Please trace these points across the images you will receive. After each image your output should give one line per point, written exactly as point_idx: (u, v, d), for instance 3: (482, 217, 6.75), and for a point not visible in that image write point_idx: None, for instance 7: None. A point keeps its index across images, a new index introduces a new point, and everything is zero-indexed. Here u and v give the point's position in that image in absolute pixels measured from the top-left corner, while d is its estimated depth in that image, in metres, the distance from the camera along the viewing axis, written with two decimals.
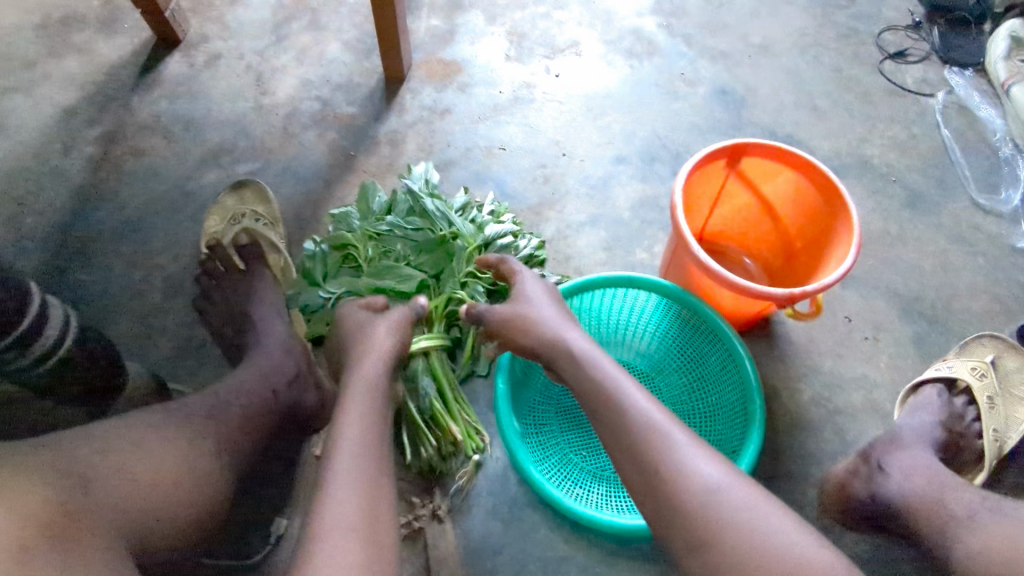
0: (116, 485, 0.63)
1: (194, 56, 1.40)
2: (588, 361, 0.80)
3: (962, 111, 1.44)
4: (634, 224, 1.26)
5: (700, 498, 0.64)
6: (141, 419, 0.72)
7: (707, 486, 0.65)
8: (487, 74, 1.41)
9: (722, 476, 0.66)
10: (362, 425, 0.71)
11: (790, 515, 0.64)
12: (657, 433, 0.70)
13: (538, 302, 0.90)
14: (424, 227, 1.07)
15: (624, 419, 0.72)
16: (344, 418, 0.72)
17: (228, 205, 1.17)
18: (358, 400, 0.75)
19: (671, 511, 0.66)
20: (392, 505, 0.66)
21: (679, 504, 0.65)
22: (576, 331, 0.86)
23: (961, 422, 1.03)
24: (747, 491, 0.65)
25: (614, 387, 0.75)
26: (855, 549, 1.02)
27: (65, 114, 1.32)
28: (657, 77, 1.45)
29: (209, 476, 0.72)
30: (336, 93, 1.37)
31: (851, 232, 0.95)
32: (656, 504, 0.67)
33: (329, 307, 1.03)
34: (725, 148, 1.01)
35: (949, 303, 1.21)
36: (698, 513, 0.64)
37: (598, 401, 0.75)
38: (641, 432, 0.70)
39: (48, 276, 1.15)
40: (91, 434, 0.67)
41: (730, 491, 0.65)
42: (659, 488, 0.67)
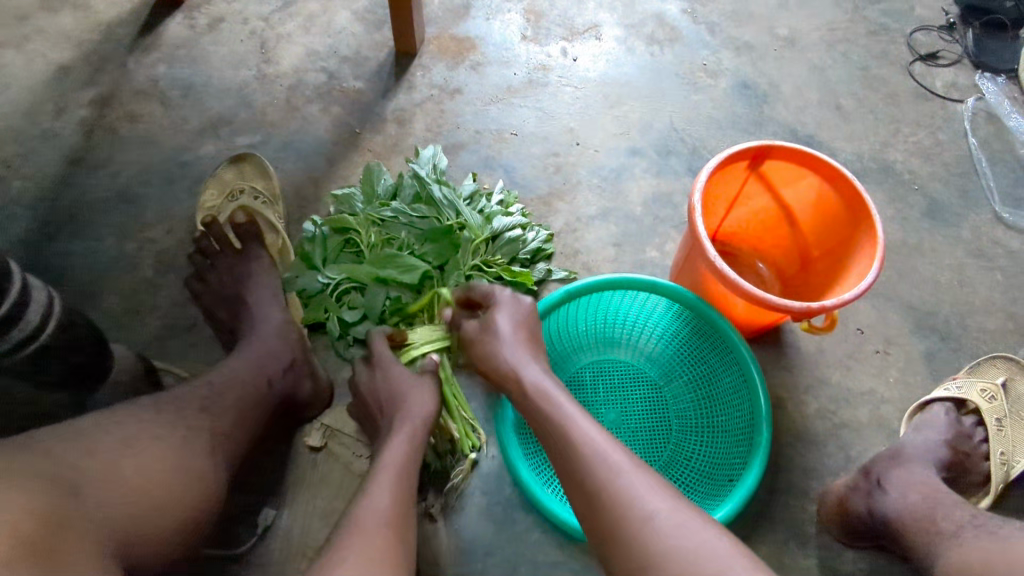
0: (107, 493, 0.60)
1: (196, 19, 1.34)
2: (539, 391, 0.76)
3: (991, 119, 1.39)
4: (646, 221, 1.22)
5: (639, 534, 0.60)
6: (132, 416, 0.69)
7: (648, 520, 0.61)
8: (501, 53, 1.36)
9: (665, 507, 0.61)
10: (402, 460, 0.74)
11: (733, 547, 0.59)
12: (600, 465, 0.66)
13: (499, 328, 0.86)
14: (430, 217, 1.05)
15: (568, 454, 0.68)
16: (387, 453, 0.75)
17: (226, 179, 1.13)
18: (402, 429, 0.79)
19: (612, 546, 0.62)
20: (400, 515, 0.66)
21: (619, 538, 0.61)
22: (535, 360, 0.82)
23: (968, 442, 0.99)
24: (684, 520, 0.60)
25: (561, 420, 0.71)
26: (855, 568, 1.00)
27: (58, 73, 1.26)
28: (678, 67, 1.39)
29: (199, 479, 0.69)
30: (343, 65, 1.31)
31: (875, 246, 0.91)
32: (601, 540, 0.64)
33: (329, 294, 1.02)
34: (750, 149, 0.97)
35: (963, 319, 1.18)
36: (637, 550, 0.60)
37: (547, 437, 0.72)
38: (581, 459, 0.67)
39: (37, 244, 1.11)
40: (79, 434, 0.64)
41: (673, 522, 0.60)
42: (602, 524, 0.63)
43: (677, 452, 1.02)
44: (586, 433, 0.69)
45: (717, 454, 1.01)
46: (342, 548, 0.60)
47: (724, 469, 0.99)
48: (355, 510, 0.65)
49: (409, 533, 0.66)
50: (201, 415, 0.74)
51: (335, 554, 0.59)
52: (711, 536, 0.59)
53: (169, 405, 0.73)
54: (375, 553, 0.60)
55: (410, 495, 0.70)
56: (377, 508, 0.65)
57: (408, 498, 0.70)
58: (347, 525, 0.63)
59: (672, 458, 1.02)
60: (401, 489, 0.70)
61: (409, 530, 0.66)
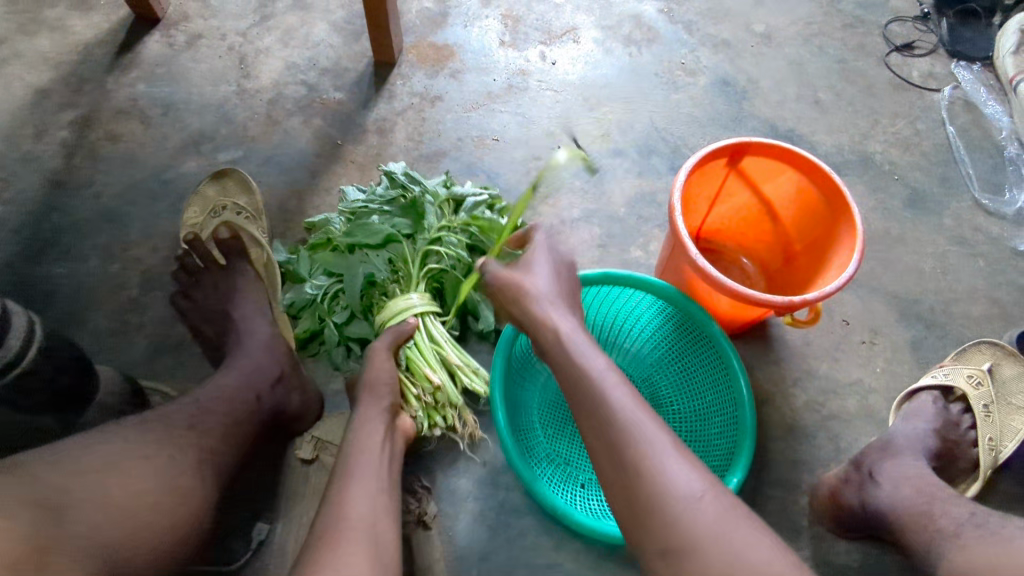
0: (92, 513, 0.60)
1: (174, 36, 1.34)
2: (571, 346, 0.72)
3: (967, 107, 1.40)
4: (630, 221, 1.22)
5: (682, 513, 0.58)
6: (117, 435, 0.69)
7: (688, 500, 0.59)
8: (480, 59, 1.36)
9: (706, 488, 0.60)
10: (372, 451, 0.73)
11: (767, 536, 0.58)
12: (641, 437, 0.62)
13: (534, 279, 0.80)
14: (396, 196, 1.03)
15: (605, 418, 0.64)
16: (356, 444, 0.74)
17: (209, 195, 1.13)
18: (369, 420, 0.79)
19: (646, 519, 0.60)
20: (375, 511, 0.66)
21: (656, 513, 0.59)
22: (568, 314, 0.77)
23: (956, 430, 1.00)
24: (723, 504, 0.59)
25: (597, 381, 0.67)
26: (849, 559, 1.00)
27: (37, 96, 1.26)
28: (657, 66, 1.40)
29: (186, 495, 0.68)
30: (323, 78, 1.32)
31: (855, 238, 0.91)
32: (634, 511, 0.61)
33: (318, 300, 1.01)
34: (728, 146, 0.97)
35: (948, 307, 1.19)
36: (675, 528, 0.58)
37: (580, 394, 0.68)
38: (617, 426, 0.64)
39: (21, 268, 1.11)
40: (63, 455, 0.64)
41: (713, 505, 0.58)
42: (639, 496, 0.61)
43: None
44: (623, 400, 0.65)
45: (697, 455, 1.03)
46: (321, 554, 0.59)
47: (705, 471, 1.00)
48: (331, 513, 0.64)
49: (388, 530, 0.65)
50: (191, 434, 0.74)
51: (318, 558, 0.59)
52: (749, 522, 0.58)
53: (156, 425, 0.72)
54: (354, 555, 0.59)
55: (384, 487, 0.69)
56: (352, 508, 0.64)
57: (389, 494, 0.69)
58: (325, 529, 0.62)
59: None
60: (373, 482, 0.69)
61: (391, 530, 0.66)
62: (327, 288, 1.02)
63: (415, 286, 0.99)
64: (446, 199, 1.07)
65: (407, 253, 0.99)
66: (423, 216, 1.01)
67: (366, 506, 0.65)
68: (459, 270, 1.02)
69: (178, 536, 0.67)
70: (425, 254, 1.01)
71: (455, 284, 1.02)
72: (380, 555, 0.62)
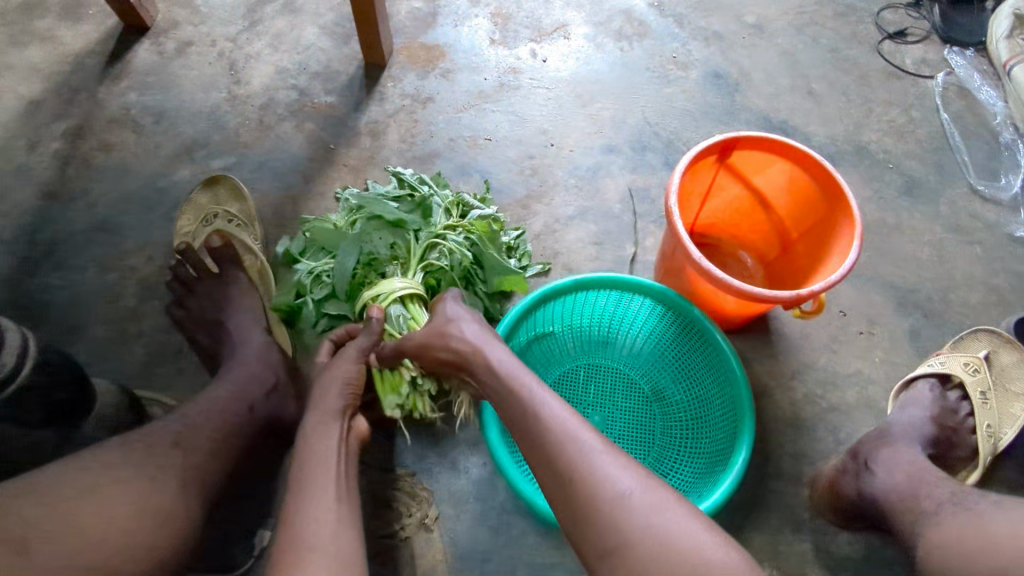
0: (63, 544, 0.59)
1: (164, 43, 1.34)
2: (504, 372, 0.73)
3: (962, 93, 1.40)
4: (624, 217, 1.22)
5: (614, 513, 0.59)
6: (98, 457, 0.67)
7: (620, 498, 0.59)
8: (471, 59, 1.36)
9: (636, 485, 0.60)
10: (325, 456, 0.71)
11: (702, 522, 0.59)
12: (571, 444, 0.63)
13: (463, 316, 0.82)
14: (404, 195, 1.06)
15: (537, 433, 0.66)
16: (310, 450, 0.71)
17: (201, 202, 1.13)
18: (324, 420, 0.76)
19: (583, 523, 0.60)
20: (337, 519, 0.64)
21: (591, 515, 0.60)
22: (498, 343, 0.78)
23: (954, 417, 1.00)
24: (656, 496, 0.60)
25: (528, 400, 0.68)
26: (850, 550, 1.00)
27: (29, 108, 1.26)
28: (648, 60, 1.40)
29: (171, 514, 0.67)
30: (314, 82, 1.32)
31: (853, 225, 0.91)
32: (570, 516, 0.62)
33: (305, 279, 1.00)
34: (718, 143, 0.96)
35: (945, 296, 1.19)
36: (610, 527, 0.58)
37: (514, 417, 0.69)
38: (550, 436, 0.65)
39: (16, 281, 1.11)
40: (36, 485, 0.62)
41: (644, 499, 0.59)
42: (574, 501, 0.61)
43: (660, 457, 1.03)
44: (554, 412, 0.67)
45: (700, 451, 1.01)
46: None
47: (710, 466, 0.99)
48: (286, 532, 0.62)
49: (351, 541, 0.63)
50: (187, 448, 0.74)
51: None
52: (684, 511, 0.59)
53: (154, 439, 0.73)
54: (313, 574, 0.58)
55: (341, 494, 0.67)
56: (307, 523, 0.63)
57: (349, 503, 0.67)
58: (281, 551, 0.61)
59: (659, 457, 1.03)
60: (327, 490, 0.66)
61: (355, 538, 0.64)
62: (315, 267, 1.00)
63: (409, 270, 0.98)
64: (455, 203, 1.07)
65: (410, 245, 0.99)
66: (431, 213, 1.02)
67: (323, 519, 0.63)
68: (459, 270, 1.00)
69: (163, 558, 0.65)
70: (427, 250, 1.00)
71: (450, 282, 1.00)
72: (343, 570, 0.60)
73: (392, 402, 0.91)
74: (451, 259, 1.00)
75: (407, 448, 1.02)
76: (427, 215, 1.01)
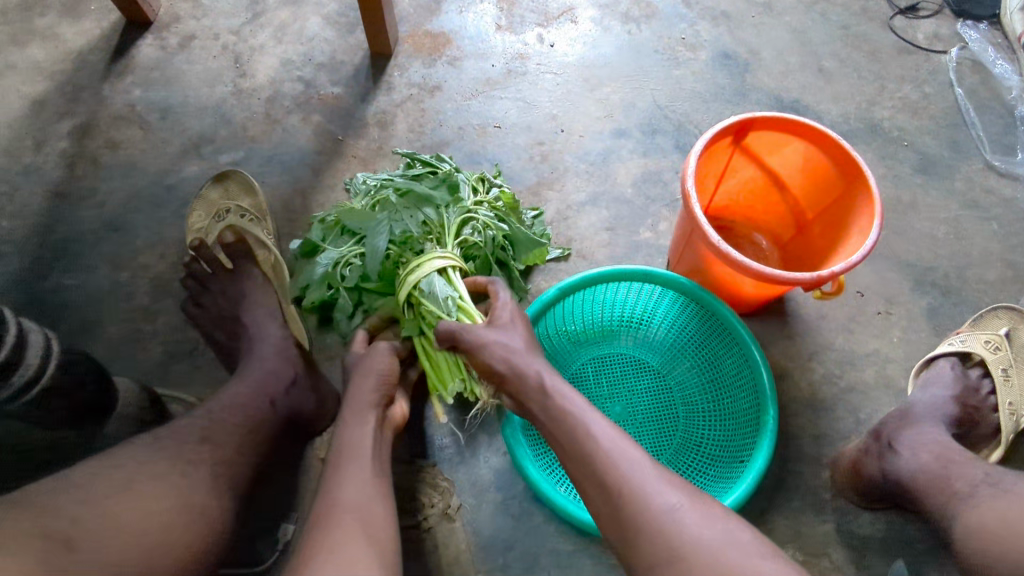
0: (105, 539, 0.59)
1: (166, 38, 1.33)
2: (551, 390, 0.74)
3: (975, 67, 1.38)
4: (637, 202, 1.21)
5: (665, 529, 0.60)
6: (125, 456, 0.67)
7: (671, 515, 0.61)
8: (477, 45, 1.34)
9: (686, 502, 0.62)
10: (363, 439, 0.72)
11: (751, 537, 0.60)
12: (621, 463, 0.65)
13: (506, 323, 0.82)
14: (425, 172, 1.04)
15: (586, 451, 0.67)
16: (348, 429, 0.73)
17: (212, 198, 1.13)
18: (360, 399, 0.77)
19: (633, 541, 0.61)
20: (377, 502, 0.66)
21: (641, 532, 0.61)
22: (540, 358, 0.79)
23: (976, 395, 0.99)
24: (705, 513, 0.61)
25: (576, 417, 0.70)
26: (873, 530, 1.00)
27: (33, 107, 1.25)
28: (657, 42, 1.38)
29: (202, 510, 0.66)
30: (319, 73, 1.30)
31: (872, 204, 0.90)
32: (620, 534, 0.63)
33: (333, 270, 0.97)
34: (733, 125, 0.95)
35: (963, 273, 1.18)
36: (660, 543, 0.60)
37: (561, 434, 0.70)
38: (599, 455, 0.66)
39: (30, 281, 1.11)
40: (68, 483, 0.62)
41: (694, 516, 0.61)
42: (624, 516, 0.62)
43: (683, 444, 1.02)
44: (602, 432, 0.68)
45: (722, 438, 1.01)
46: (318, 552, 0.58)
47: (729, 460, 0.99)
48: (322, 509, 0.64)
49: (386, 521, 0.65)
50: (213, 444, 0.73)
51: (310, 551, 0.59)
52: (732, 526, 0.61)
53: (180, 436, 0.72)
54: (348, 547, 0.59)
55: (379, 480, 0.69)
56: (343, 500, 0.64)
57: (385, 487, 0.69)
58: (316, 525, 0.62)
59: (679, 447, 1.02)
60: (365, 473, 0.68)
61: (385, 515, 0.65)
62: (343, 255, 0.97)
63: (444, 243, 0.95)
64: (478, 180, 1.07)
65: (443, 218, 0.96)
66: (457, 189, 1.00)
67: (357, 497, 0.65)
68: (491, 247, 1.01)
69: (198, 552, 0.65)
70: (460, 224, 0.98)
71: (483, 259, 1.00)
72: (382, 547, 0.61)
73: (454, 387, 0.93)
74: (484, 236, 1.00)
75: (426, 438, 1.02)
76: (457, 191, 0.99)
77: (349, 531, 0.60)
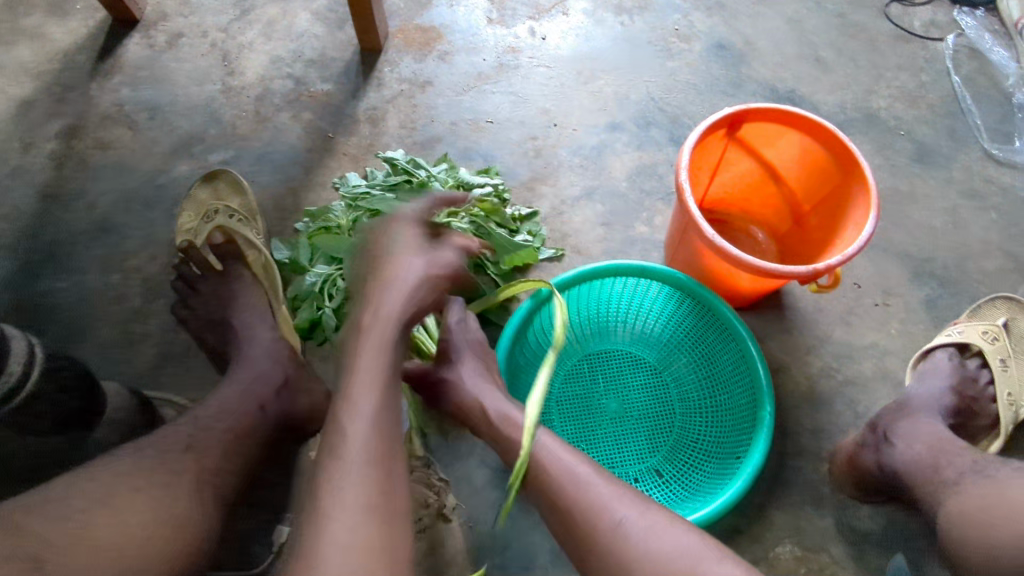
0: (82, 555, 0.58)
1: (154, 36, 1.31)
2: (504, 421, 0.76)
3: (973, 55, 1.36)
4: (632, 196, 1.20)
5: (614, 544, 0.60)
6: (110, 467, 0.66)
7: (620, 527, 0.61)
8: (468, 39, 1.33)
9: (636, 513, 0.62)
10: (373, 388, 0.66)
11: (703, 541, 0.60)
12: (570, 481, 0.66)
13: (462, 360, 0.85)
14: (402, 181, 1.03)
15: (538, 473, 0.68)
16: (355, 374, 0.67)
17: (202, 198, 1.11)
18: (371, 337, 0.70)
19: (589, 557, 0.62)
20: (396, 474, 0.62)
21: (594, 549, 0.61)
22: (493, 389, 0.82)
23: (975, 386, 0.98)
24: (657, 521, 0.61)
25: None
26: (872, 524, 0.99)
27: (21, 109, 1.24)
28: (650, 34, 1.36)
29: (188, 520, 0.66)
30: (309, 70, 1.29)
31: (869, 195, 0.89)
32: (577, 552, 0.63)
33: (319, 289, 1.00)
34: (727, 117, 0.94)
35: (962, 264, 1.17)
36: (612, 557, 0.60)
37: None
38: (549, 475, 0.67)
39: (20, 285, 1.10)
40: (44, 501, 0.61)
41: (643, 525, 0.60)
42: (575, 535, 0.63)
43: (680, 439, 1.01)
44: (552, 451, 0.69)
45: (718, 434, 1.00)
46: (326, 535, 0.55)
47: (725, 456, 0.98)
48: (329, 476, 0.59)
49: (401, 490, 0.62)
50: (202, 449, 0.73)
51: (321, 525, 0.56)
52: (683, 534, 0.60)
53: (168, 443, 0.72)
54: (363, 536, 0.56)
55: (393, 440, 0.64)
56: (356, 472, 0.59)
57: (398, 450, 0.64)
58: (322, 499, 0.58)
59: (675, 444, 1.01)
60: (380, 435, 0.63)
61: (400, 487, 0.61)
62: (328, 274, 1.01)
63: None
64: (454, 186, 1.05)
65: None
66: None
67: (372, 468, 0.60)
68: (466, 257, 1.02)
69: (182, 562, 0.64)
70: None
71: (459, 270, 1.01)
72: (390, 479, 0.61)
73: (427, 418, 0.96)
74: None
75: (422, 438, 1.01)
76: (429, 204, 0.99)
77: (360, 507, 0.57)
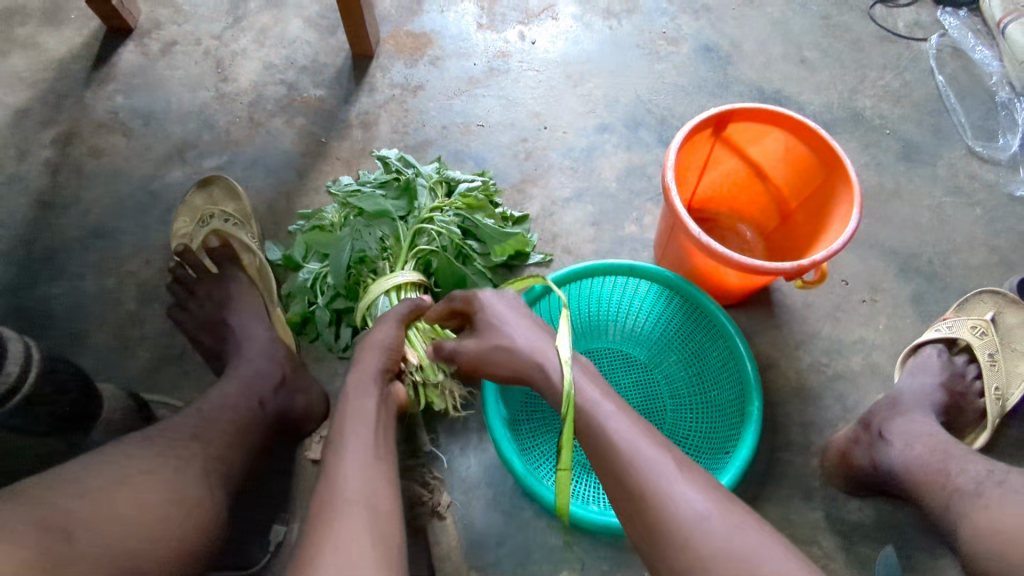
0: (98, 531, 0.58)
1: (147, 45, 1.33)
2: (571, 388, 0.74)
3: (956, 54, 1.38)
4: (621, 196, 1.21)
5: (691, 537, 0.59)
6: (120, 451, 0.67)
7: (699, 521, 0.60)
8: (459, 44, 1.34)
9: (715, 509, 0.61)
10: (363, 412, 0.71)
11: (782, 545, 0.59)
12: (645, 466, 0.64)
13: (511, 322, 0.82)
14: (390, 178, 1.03)
15: (610, 451, 0.67)
16: (349, 404, 0.72)
17: (196, 204, 1.12)
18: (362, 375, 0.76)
19: (660, 545, 0.61)
20: (388, 480, 0.65)
21: (667, 538, 0.61)
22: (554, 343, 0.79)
23: (962, 381, 0.99)
24: (736, 521, 0.60)
25: (603, 420, 0.69)
26: (862, 517, 1.00)
27: (16, 117, 1.25)
28: (637, 37, 1.38)
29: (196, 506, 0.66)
30: (301, 75, 1.30)
31: (852, 191, 0.90)
32: (646, 537, 0.63)
33: (310, 285, 1.01)
34: (712, 116, 0.95)
35: (947, 259, 1.18)
36: (685, 550, 0.59)
37: (585, 435, 0.70)
38: (624, 456, 0.66)
39: (17, 291, 1.11)
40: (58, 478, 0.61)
41: (724, 524, 0.60)
42: (646, 521, 0.63)
43: (672, 435, 1.02)
44: (625, 432, 0.67)
45: (708, 429, 1.02)
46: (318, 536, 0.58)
47: (716, 450, 0.99)
48: (324, 486, 0.63)
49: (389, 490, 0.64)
50: (205, 440, 0.73)
51: (317, 523, 0.59)
52: (760, 535, 0.59)
53: (173, 433, 0.72)
54: (349, 531, 0.58)
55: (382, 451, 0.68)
56: (345, 480, 0.63)
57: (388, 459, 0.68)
58: (320, 506, 0.61)
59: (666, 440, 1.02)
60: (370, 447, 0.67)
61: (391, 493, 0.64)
62: (318, 271, 1.01)
63: (402, 260, 0.98)
64: (439, 181, 1.06)
65: (398, 233, 0.98)
66: (417, 196, 1.01)
67: (361, 473, 0.64)
68: (450, 250, 1.01)
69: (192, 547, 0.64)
70: (416, 234, 1.00)
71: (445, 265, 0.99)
72: (383, 483, 0.64)
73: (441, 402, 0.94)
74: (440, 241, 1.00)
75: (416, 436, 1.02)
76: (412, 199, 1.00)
77: (344, 502, 0.61)
